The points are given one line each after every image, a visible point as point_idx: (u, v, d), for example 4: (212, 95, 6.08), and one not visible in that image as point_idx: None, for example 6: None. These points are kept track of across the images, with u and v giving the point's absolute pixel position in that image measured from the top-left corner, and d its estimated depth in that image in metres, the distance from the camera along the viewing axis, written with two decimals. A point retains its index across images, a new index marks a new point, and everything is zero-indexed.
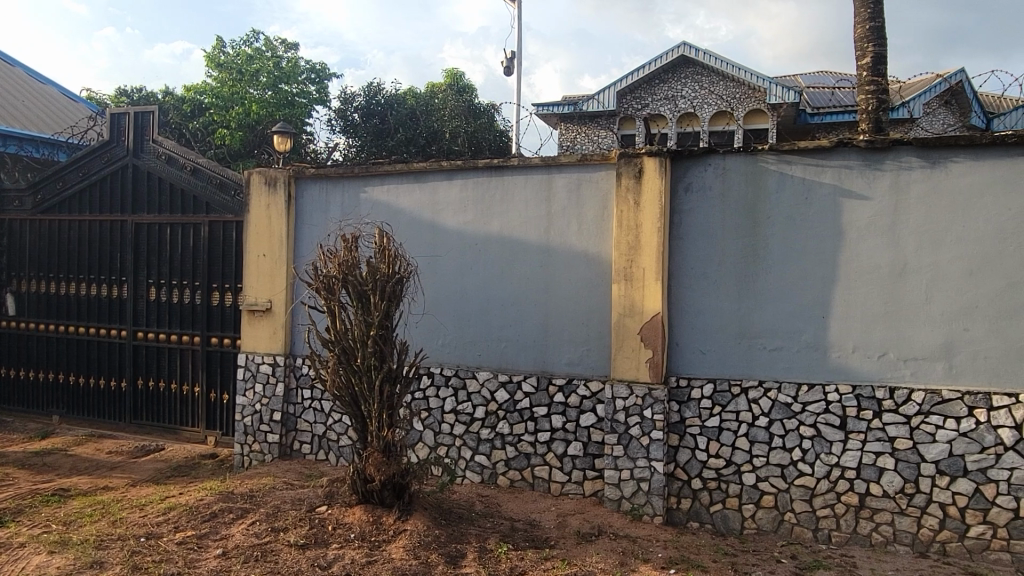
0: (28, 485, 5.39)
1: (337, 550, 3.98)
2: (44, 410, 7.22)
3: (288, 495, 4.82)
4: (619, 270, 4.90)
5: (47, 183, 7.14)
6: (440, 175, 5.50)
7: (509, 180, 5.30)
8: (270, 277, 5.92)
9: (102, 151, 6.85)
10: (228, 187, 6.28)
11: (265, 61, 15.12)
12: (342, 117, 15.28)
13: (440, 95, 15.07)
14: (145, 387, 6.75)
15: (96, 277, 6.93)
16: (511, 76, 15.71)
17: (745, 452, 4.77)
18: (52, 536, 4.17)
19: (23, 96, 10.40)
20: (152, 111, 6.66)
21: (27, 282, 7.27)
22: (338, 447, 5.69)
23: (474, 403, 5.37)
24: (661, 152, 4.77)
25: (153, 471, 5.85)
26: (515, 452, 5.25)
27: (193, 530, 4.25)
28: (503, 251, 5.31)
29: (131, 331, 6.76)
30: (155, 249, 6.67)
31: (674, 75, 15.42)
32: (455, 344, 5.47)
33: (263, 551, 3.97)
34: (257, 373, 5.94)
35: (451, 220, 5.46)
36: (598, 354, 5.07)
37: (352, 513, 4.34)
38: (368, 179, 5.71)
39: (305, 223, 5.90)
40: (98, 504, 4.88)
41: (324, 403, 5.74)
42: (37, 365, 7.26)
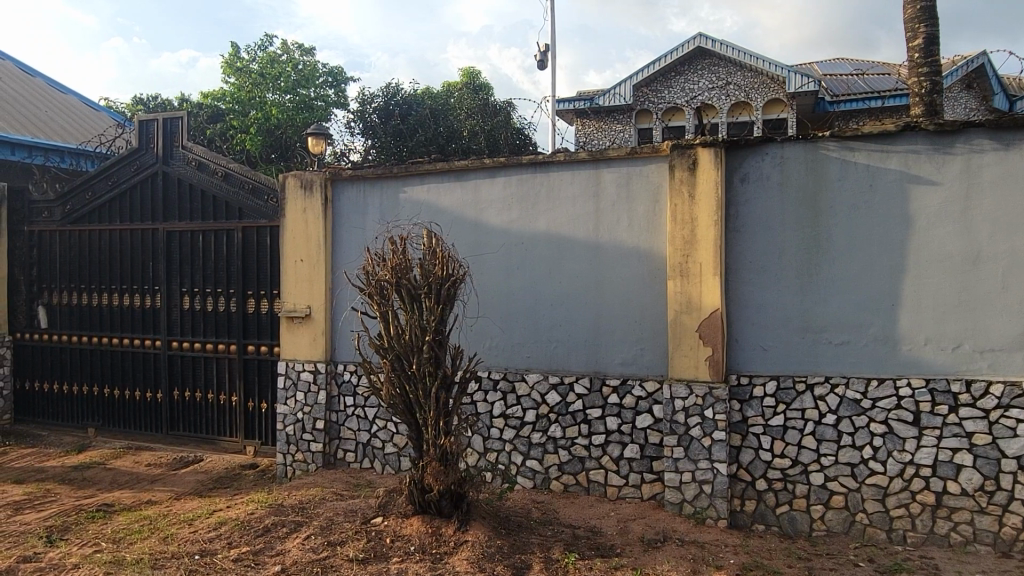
0: (71, 501, 5.26)
1: (399, 565, 3.81)
2: (80, 423, 7.13)
3: (339, 506, 4.68)
4: (674, 265, 4.72)
5: (76, 193, 7.05)
6: (481, 173, 5.35)
7: (555, 177, 5.14)
8: (308, 282, 5.76)
9: (131, 159, 6.74)
10: (261, 192, 6.15)
11: (282, 65, 15.08)
12: (361, 118, 15.17)
13: (456, 95, 14.95)
14: (181, 397, 6.63)
15: (128, 287, 6.82)
16: (546, 70, 15.52)
17: (813, 451, 4.58)
18: (105, 555, 4.03)
19: (47, 107, 10.36)
20: (181, 117, 6.53)
21: (58, 294, 7.18)
22: (384, 455, 5.54)
23: (524, 407, 5.21)
24: (716, 143, 4.60)
25: (195, 483, 5.72)
26: (568, 456, 5.08)
27: (247, 546, 4.10)
28: (550, 250, 5.15)
29: (166, 341, 6.63)
30: (187, 256, 6.54)
31: (690, 66, 15.17)
32: (503, 347, 5.31)
33: (324, 567, 3.81)
34: (298, 381, 5.80)
35: (495, 219, 5.30)
36: (653, 352, 4.89)
37: (410, 524, 4.17)
38: (407, 179, 5.56)
39: (343, 226, 5.75)
40: (145, 519, 4.74)
41: (368, 410, 5.59)
42: (71, 378, 7.16)
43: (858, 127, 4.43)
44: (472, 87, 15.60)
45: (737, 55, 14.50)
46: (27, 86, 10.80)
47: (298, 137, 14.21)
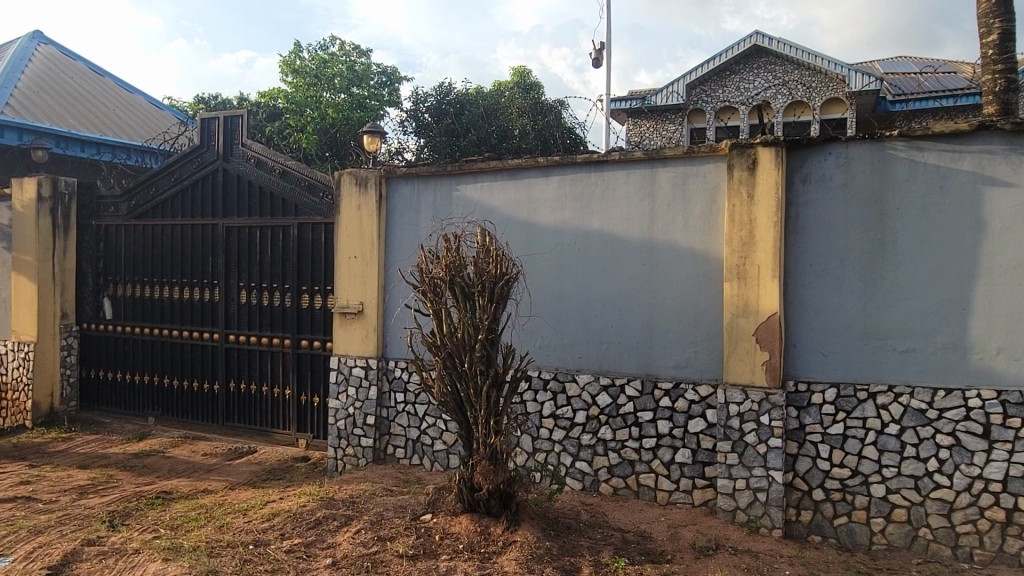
0: (132, 488, 5.42)
1: (448, 562, 3.80)
2: (140, 411, 7.35)
3: (388, 502, 4.71)
4: (731, 267, 4.61)
5: (140, 189, 7.27)
6: (535, 171, 5.33)
7: (609, 176, 5.09)
8: (361, 279, 5.82)
9: (193, 156, 6.92)
10: (317, 189, 6.23)
11: (338, 65, 15.36)
12: (414, 117, 15.33)
13: (508, 95, 14.98)
14: (237, 389, 6.77)
15: (189, 281, 7.00)
16: (600, 68, 15.42)
17: (874, 462, 4.43)
18: (164, 542, 4.13)
19: (115, 106, 10.73)
20: (241, 115, 6.66)
21: (123, 287, 7.42)
22: (433, 452, 5.57)
23: (574, 407, 5.16)
24: (778, 142, 4.48)
25: (249, 474, 5.83)
26: (618, 459, 5.02)
27: (299, 538, 4.16)
28: (603, 250, 5.10)
29: (223, 334, 6.79)
30: (245, 252, 6.68)
31: (745, 65, 14.88)
32: (554, 346, 5.28)
33: (374, 562, 3.83)
34: (350, 376, 5.87)
35: (548, 219, 5.28)
36: (707, 356, 4.79)
37: (458, 522, 4.17)
38: (461, 177, 5.58)
39: (396, 222, 5.79)
40: (202, 508, 4.85)
41: (418, 407, 5.63)
42: (132, 367, 7.39)
43: (929, 126, 4.25)
44: (523, 86, 15.60)
45: (795, 54, 14.20)
46: (97, 85, 11.19)
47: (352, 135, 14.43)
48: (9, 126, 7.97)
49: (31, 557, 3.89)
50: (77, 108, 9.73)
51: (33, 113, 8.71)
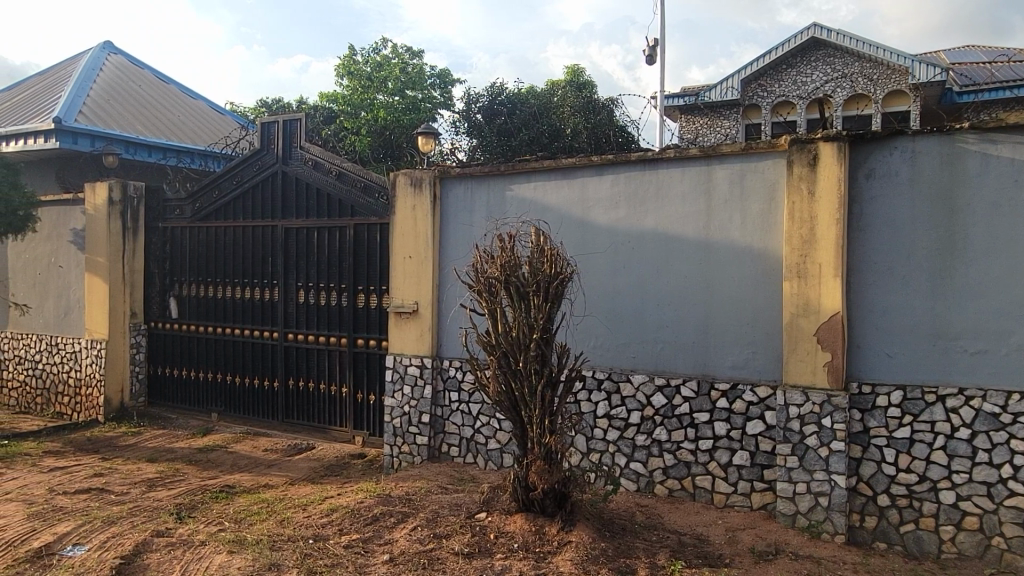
0: (197, 481, 5.61)
1: (503, 561, 3.82)
2: (204, 407, 7.59)
3: (443, 499, 4.75)
4: (791, 265, 4.51)
5: (204, 192, 7.51)
6: (589, 170, 5.31)
7: (664, 174, 5.03)
8: (416, 279, 5.88)
9: (254, 160, 7.10)
10: (373, 190, 6.33)
11: (392, 68, 15.63)
12: (466, 118, 15.47)
13: (560, 94, 14.97)
14: (295, 387, 6.93)
15: (250, 281, 7.20)
16: (653, 64, 15.25)
17: (943, 468, 4.26)
18: (228, 535, 4.26)
19: (180, 112, 11.11)
20: (300, 119, 6.81)
21: (188, 286, 7.67)
22: (487, 450, 5.60)
23: (628, 408, 5.12)
24: (840, 136, 4.35)
25: (308, 470, 5.96)
26: (674, 460, 4.96)
27: (357, 534, 4.24)
28: (658, 249, 5.04)
29: (283, 333, 6.96)
30: (303, 252, 6.83)
31: (803, 58, 14.50)
32: (608, 346, 5.25)
33: (430, 559, 3.87)
34: (405, 374, 5.94)
35: (602, 217, 5.25)
36: (766, 357, 4.69)
37: (513, 521, 4.18)
38: (515, 177, 5.59)
39: (450, 222, 5.84)
40: (263, 502, 4.98)
41: (472, 405, 5.67)
42: (197, 365, 7.64)
43: (1002, 118, 4.08)
44: (576, 85, 15.56)
45: (855, 45, 13.82)
46: (163, 92, 11.60)
47: (406, 137, 14.63)
48: (82, 133, 8.32)
49: (105, 546, 4.05)
50: (144, 115, 10.11)
51: (103, 121, 9.07)
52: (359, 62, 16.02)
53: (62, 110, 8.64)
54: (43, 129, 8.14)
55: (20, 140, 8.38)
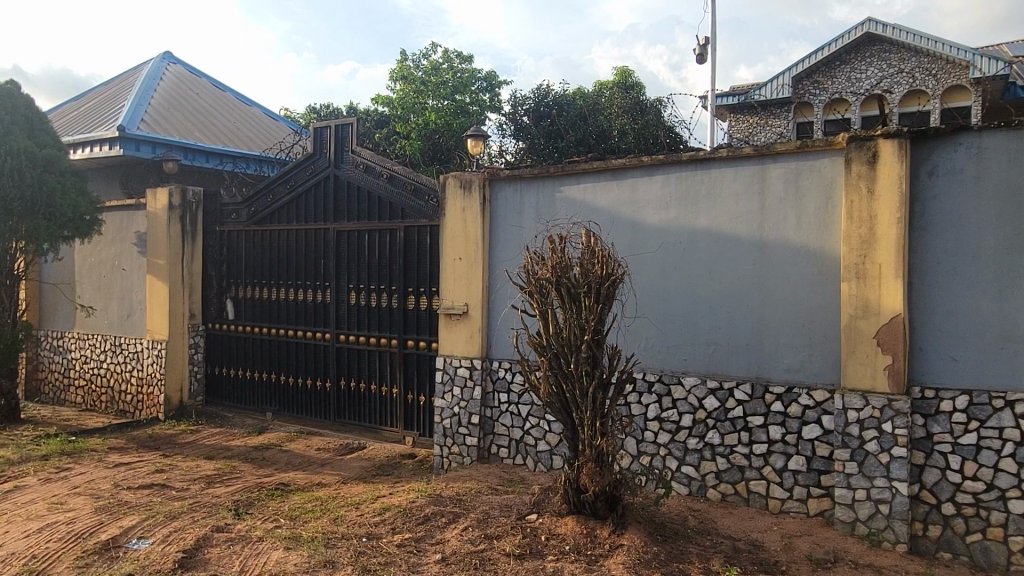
0: (254, 479, 5.74)
1: (556, 563, 3.81)
2: (259, 407, 7.76)
3: (494, 500, 4.77)
4: (848, 266, 4.39)
5: (260, 196, 7.69)
6: (639, 171, 5.27)
7: (716, 174, 4.96)
8: (466, 280, 5.91)
9: (307, 164, 7.25)
10: (423, 193, 6.39)
11: (444, 72, 15.80)
12: (513, 120, 15.51)
13: (607, 95, 14.92)
14: (347, 387, 7.04)
15: (303, 283, 7.35)
16: (703, 64, 15.08)
17: (1012, 476, 4.10)
18: (285, 531, 4.35)
19: (235, 118, 11.41)
20: (351, 123, 6.92)
21: (243, 289, 7.87)
22: (537, 452, 5.59)
23: (680, 411, 5.05)
24: (901, 133, 4.23)
25: (359, 469, 6.05)
26: (727, 464, 4.87)
27: (410, 533, 4.28)
28: (710, 250, 4.97)
29: (335, 334, 7.08)
30: (355, 255, 6.94)
31: (855, 54, 14.14)
32: (659, 348, 5.19)
33: (482, 559, 3.88)
34: (455, 376, 5.98)
35: (653, 218, 5.20)
36: (823, 359, 4.58)
37: (564, 523, 4.16)
38: (564, 178, 5.58)
39: (499, 224, 5.86)
40: (317, 500, 5.07)
41: (522, 407, 5.67)
42: (252, 365, 7.82)
43: None
44: (623, 86, 15.49)
45: (912, 40, 13.45)
46: (220, 100, 11.92)
47: (454, 139, 14.76)
48: (143, 140, 8.61)
49: (168, 540, 4.18)
50: (202, 122, 10.41)
51: (164, 128, 9.38)
52: (413, 67, 16.18)
53: (125, 118, 8.96)
54: (107, 137, 8.45)
55: (86, 147, 8.72)
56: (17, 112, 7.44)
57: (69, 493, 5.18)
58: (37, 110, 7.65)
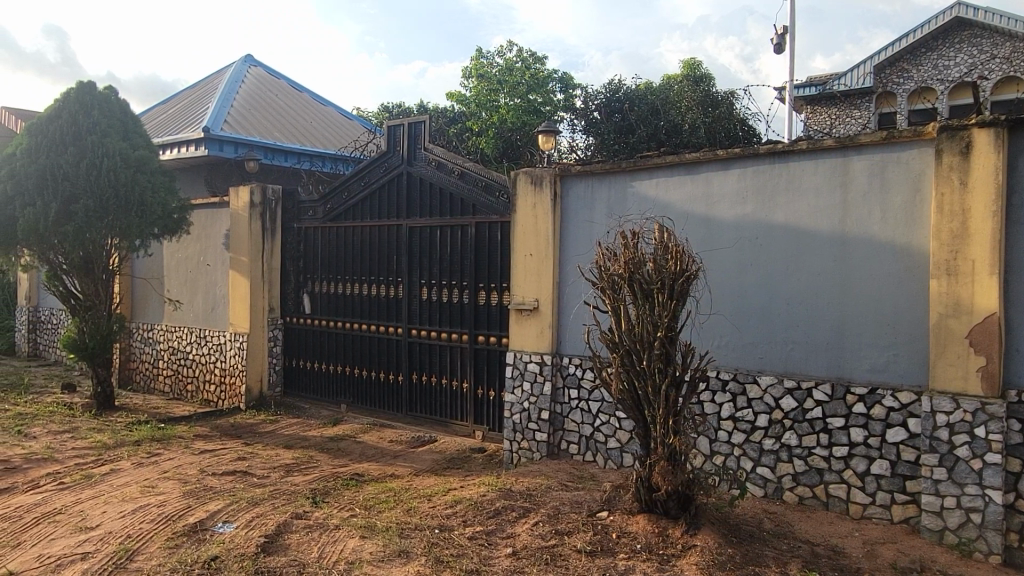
0: (330, 468, 5.91)
1: (627, 561, 3.77)
2: (334, 399, 7.98)
3: (565, 496, 4.76)
4: (938, 262, 4.19)
5: (336, 193, 7.89)
6: (714, 165, 5.16)
7: (795, 167, 4.81)
8: (537, 276, 5.92)
9: (381, 162, 7.39)
10: (494, 189, 6.43)
11: (520, 71, 15.80)
12: (584, 115, 15.38)
13: (679, 89, 14.75)
14: (418, 381, 7.16)
15: (376, 278, 7.52)
16: (781, 53, 14.64)
17: None
18: (360, 520, 4.46)
19: (312, 118, 11.74)
20: (424, 121, 7.01)
21: (320, 284, 8.10)
22: (607, 449, 5.56)
23: (755, 410, 4.92)
24: (998, 122, 4.00)
25: (431, 461, 6.15)
26: (805, 466, 4.72)
27: (481, 526, 4.32)
28: (788, 245, 4.83)
29: (407, 328, 7.21)
30: (427, 251, 7.04)
31: (943, 40, 13.70)
32: (734, 345, 5.08)
33: (552, 554, 3.88)
34: (525, 371, 6.00)
35: (728, 213, 5.08)
36: (909, 360, 4.38)
37: (636, 522, 4.12)
38: (636, 173, 5.52)
39: (570, 220, 5.84)
40: (390, 491, 5.18)
41: (592, 403, 5.64)
42: (327, 358, 8.04)
43: None
44: (694, 79, 15.27)
45: (1005, 24, 12.98)
46: (298, 101, 12.28)
47: (525, 137, 14.74)
48: (227, 140, 8.96)
49: (251, 525, 4.34)
50: (281, 122, 10.75)
51: (245, 128, 9.73)
52: (489, 66, 16.30)
53: (210, 120, 9.34)
54: (194, 138, 8.83)
55: (174, 148, 9.14)
56: (113, 116, 7.88)
57: (159, 478, 5.45)
58: (131, 114, 8.08)
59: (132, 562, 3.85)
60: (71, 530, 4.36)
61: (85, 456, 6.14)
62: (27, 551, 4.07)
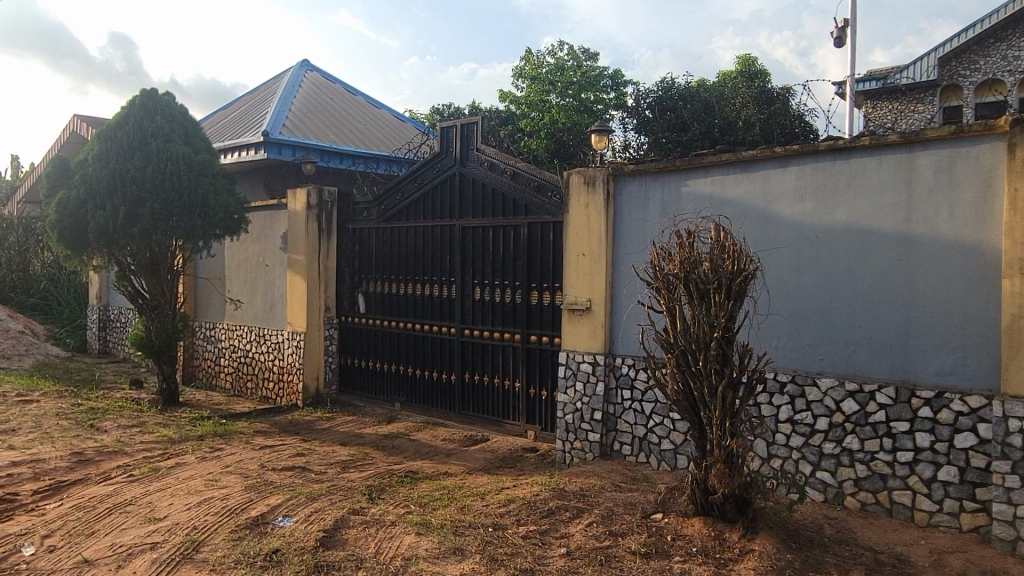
0: (385, 465, 6.00)
1: (683, 564, 3.73)
2: (388, 397, 8.10)
3: (619, 498, 4.73)
4: (1011, 261, 4.02)
5: (390, 195, 8.01)
6: (772, 162, 5.06)
7: (858, 163, 4.68)
8: (589, 275, 5.90)
9: (434, 163, 7.47)
10: (547, 189, 6.43)
11: (570, 71, 15.75)
12: (635, 114, 15.24)
13: (734, 87, 14.59)
14: (471, 380, 7.21)
15: (430, 278, 7.60)
16: (843, 47, 14.25)
17: None
18: (415, 517, 4.52)
19: (366, 121, 11.93)
20: (477, 122, 7.06)
21: (374, 283, 8.23)
22: (661, 451, 5.51)
23: (815, 413, 4.81)
24: None
25: (484, 460, 6.18)
26: (867, 472, 4.59)
27: (534, 525, 4.32)
28: (850, 243, 4.70)
29: (460, 328, 7.27)
30: (479, 251, 7.08)
31: (1012, 30, 13.77)
32: (793, 347, 4.96)
33: (607, 556, 3.86)
34: (578, 371, 5.98)
35: (787, 211, 4.98)
36: (979, 362, 4.22)
37: (691, 525, 4.07)
38: (691, 172, 5.45)
39: (624, 219, 5.80)
40: (444, 489, 5.22)
41: (645, 404, 5.60)
42: (382, 356, 8.16)
43: None
44: (749, 76, 15.08)
45: None
46: (353, 104, 12.50)
47: (577, 137, 14.72)
48: (285, 144, 9.18)
49: (310, 520, 4.44)
50: (336, 125, 10.95)
51: (302, 132, 9.95)
52: (540, 66, 16.30)
53: (269, 124, 9.58)
54: (253, 142, 9.07)
55: (235, 152, 9.40)
56: (176, 121, 8.16)
57: (221, 472, 5.62)
58: (193, 120, 8.34)
59: (198, 552, 3.98)
60: (140, 521, 4.53)
61: (152, 449, 6.37)
62: (100, 540, 4.25)
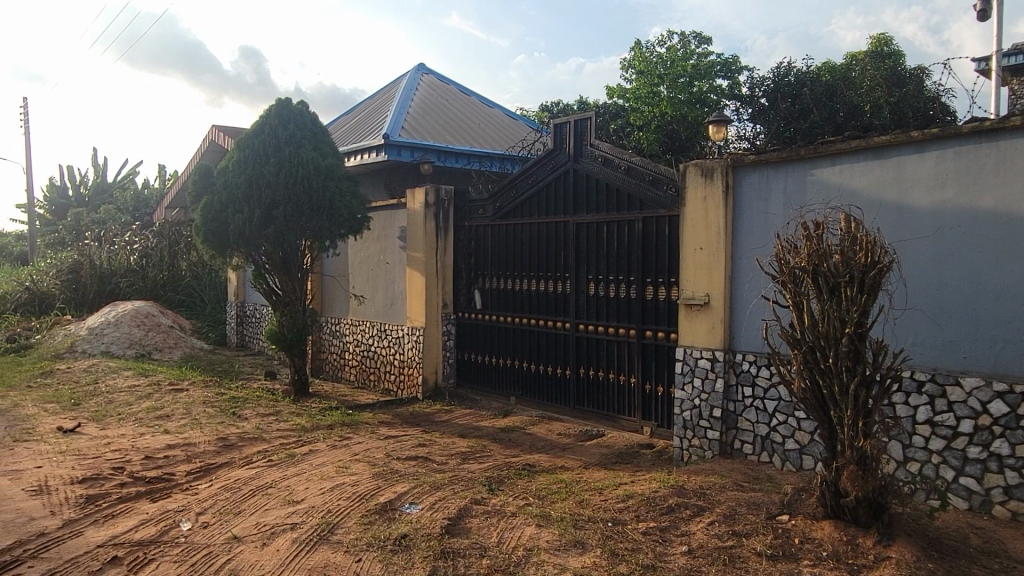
0: (503, 458, 6.12)
1: (812, 569, 3.59)
2: (503, 391, 8.25)
3: (742, 497, 4.60)
4: None
5: (504, 192, 8.15)
6: (908, 148, 4.76)
7: (1007, 145, 4.32)
8: (708, 270, 5.76)
9: (548, 159, 7.52)
10: (662, 183, 6.34)
11: (681, 60, 15.31)
12: (750, 103, 14.68)
13: (861, 68, 13.89)
14: (586, 375, 7.22)
15: (544, 274, 7.67)
16: (988, 20, 13.10)
17: None
18: (535, 509, 4.59)
19: (480, 120, 12.16)
20: (590, 117, 7.06)
21: (490, 279, 8.39)
22: (784, 450, 5.32)
23: (957, 415, 4.49)
24: None
25: (599, 455, 6.18)
26: (1019, 479, 4.25)
27: (654, 522, 4.29)
28: (998, 232, 4.36)
29: (574, 323, 7.29)
30: (594, 246, 7.07)
31: None
32: (933, 344, 4.65)
33: (731, 556, 3.78)
34: (696, 368, 5.87)
35: (924, 200, 4.68)
36: None
37: (820, 528, 3.92)
38: (817, 161, 5.21)
39: (744, 212, 5.62)
40: (562, 483, 5.27)
41: (768, 402, 5.41)
42: (497, 351, 8.32)
43: None
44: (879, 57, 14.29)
45: None
46: (466, 104, 12.75)
47: (690, 130, 14.46)
48: (404, 145, 9.51)
49: (435, 508, 4.61)
50: (451, 125, 11.22)
51: (419, 133, 10.27)
52: (650, 56, 16.05)
53: (388, 127, 9.96)
54: (375, 146, 9.47)
55: (358, 155, 9.85)
56: (306, 128, 8.63)
57: (351, 460, 5.93)
58: (321, 125, 8.78)
59: (333, 534, 4.22)
60: (280, 502, 4.85)
61: (288, 437, 6.80)
62: (246, 519, 4.59)
